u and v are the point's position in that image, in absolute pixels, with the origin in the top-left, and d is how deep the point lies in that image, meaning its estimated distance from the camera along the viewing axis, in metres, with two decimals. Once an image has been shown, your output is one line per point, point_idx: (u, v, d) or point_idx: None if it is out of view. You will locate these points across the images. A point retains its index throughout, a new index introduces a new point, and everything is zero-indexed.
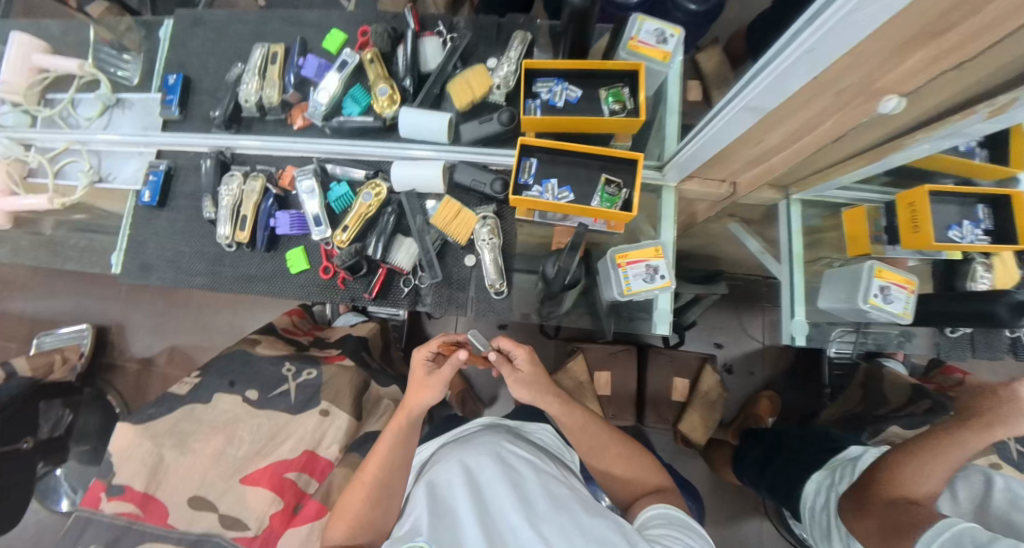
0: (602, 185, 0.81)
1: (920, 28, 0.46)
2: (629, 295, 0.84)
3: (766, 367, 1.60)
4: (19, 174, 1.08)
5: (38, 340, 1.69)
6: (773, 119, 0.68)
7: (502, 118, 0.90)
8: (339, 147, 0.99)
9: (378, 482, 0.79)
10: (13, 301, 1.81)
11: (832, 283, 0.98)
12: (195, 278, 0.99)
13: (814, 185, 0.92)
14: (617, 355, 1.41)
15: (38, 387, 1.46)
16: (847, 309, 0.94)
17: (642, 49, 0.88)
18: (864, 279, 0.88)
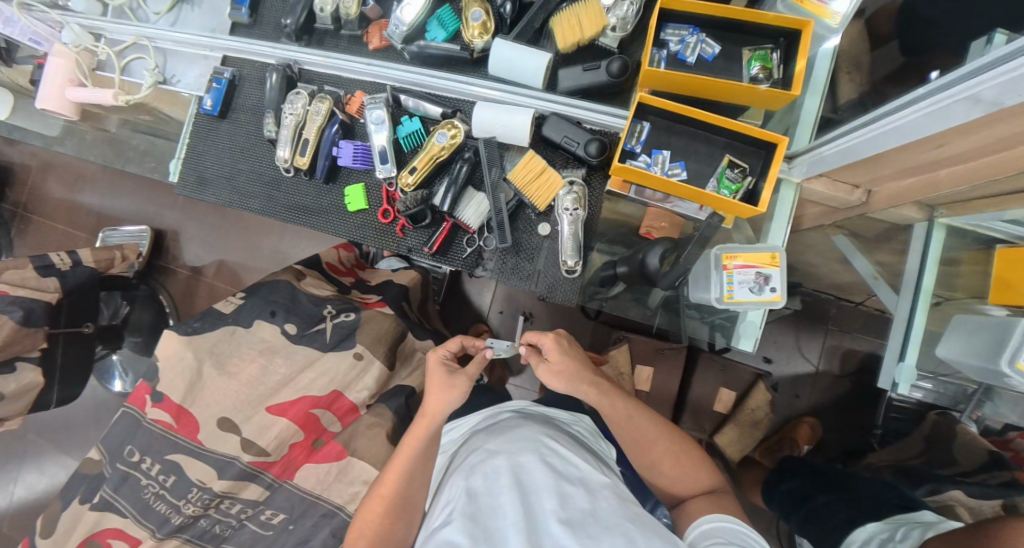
0: (724, 167, 0.69)
1: None
2: (727, 304, 0.72)
3: (813, 392, 1.42)
4: (88, 66, 1.01)
5: (103, 236, 1.74)
6: (987, 120, 0.50)
7: (612, 67, 0.76)
8: (416, 77, 0.87)
9: (398, 495, 0.72)
10: (81, 193, 1.84)
11: (960, 331, 0.79)
12: (250, 201, 0.93)
13: (977, 211, 0.74)
14: (666, 353, 1.28)
15: (102, 281, 1.49)
16: (976, 368, 0.75)
17: (805, 3, 0.71)
18: (1012, 339, 0.69)
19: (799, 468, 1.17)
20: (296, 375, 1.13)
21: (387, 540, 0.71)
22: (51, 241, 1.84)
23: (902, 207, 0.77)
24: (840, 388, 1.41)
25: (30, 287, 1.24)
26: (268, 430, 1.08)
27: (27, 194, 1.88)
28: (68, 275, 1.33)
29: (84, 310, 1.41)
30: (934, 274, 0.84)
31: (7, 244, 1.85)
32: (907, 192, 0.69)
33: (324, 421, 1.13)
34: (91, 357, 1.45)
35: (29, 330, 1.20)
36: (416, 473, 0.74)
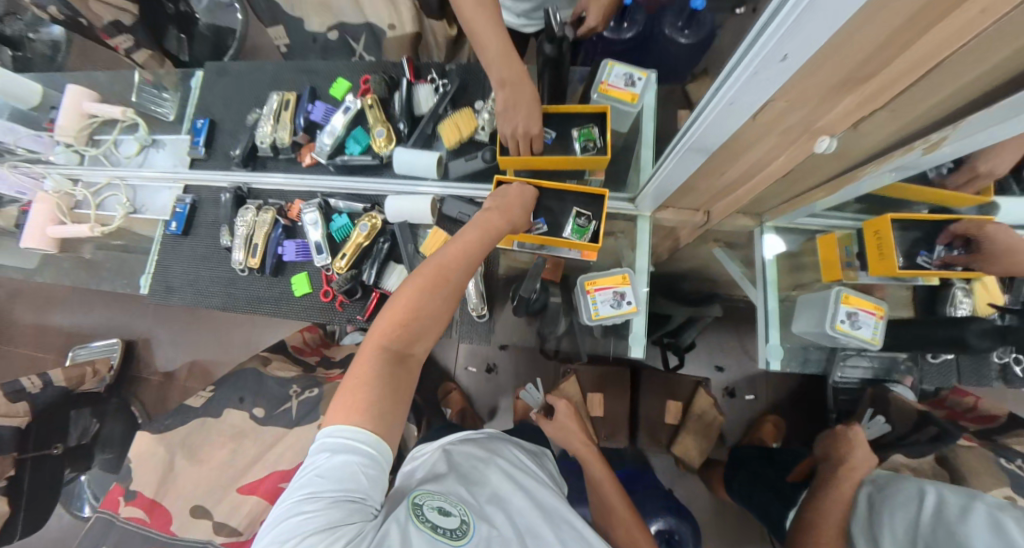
0: (573, 217, 0.89)
1: (846, 75, 0.54)
2: (598, 320, 0.91)
3: (771, 391, 1.54)
4: (66, 206, 1.18)
5: (73, 353, 1.84)
6: (729, 154, 0.73)
7: (486, 156, 0.99)
8: (341, 183, 1.09)
9: (449, 271, 0.75)
10: (53, 314, 1.96)
11: (804, 307, 0.95)
12: (211, 299, 1.09)
13: (786, 214, 0.92)
14: (611, 376, 1.40)
15: (71, 398, 1.60)
16: (816, 334, 0.92)
17: (611, 91, 0.93)
18: (830, 304, 0.86)
19: (747, 456, 1.28)
20: (265, 452, 1.23)
21: (417, 316, 0.72)
22: (19, 365, 1.90)
23: (737, 217, 0.96)
24: (793, 381, 1.54)
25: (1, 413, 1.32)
26: (238, 509, 1.14)
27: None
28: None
29: (52, 431, 1.46)
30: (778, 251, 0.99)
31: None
32: (727, 207, 0.89)
33: None
34: (60, 479, 1.47)
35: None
36: (474, 256, 0.77)
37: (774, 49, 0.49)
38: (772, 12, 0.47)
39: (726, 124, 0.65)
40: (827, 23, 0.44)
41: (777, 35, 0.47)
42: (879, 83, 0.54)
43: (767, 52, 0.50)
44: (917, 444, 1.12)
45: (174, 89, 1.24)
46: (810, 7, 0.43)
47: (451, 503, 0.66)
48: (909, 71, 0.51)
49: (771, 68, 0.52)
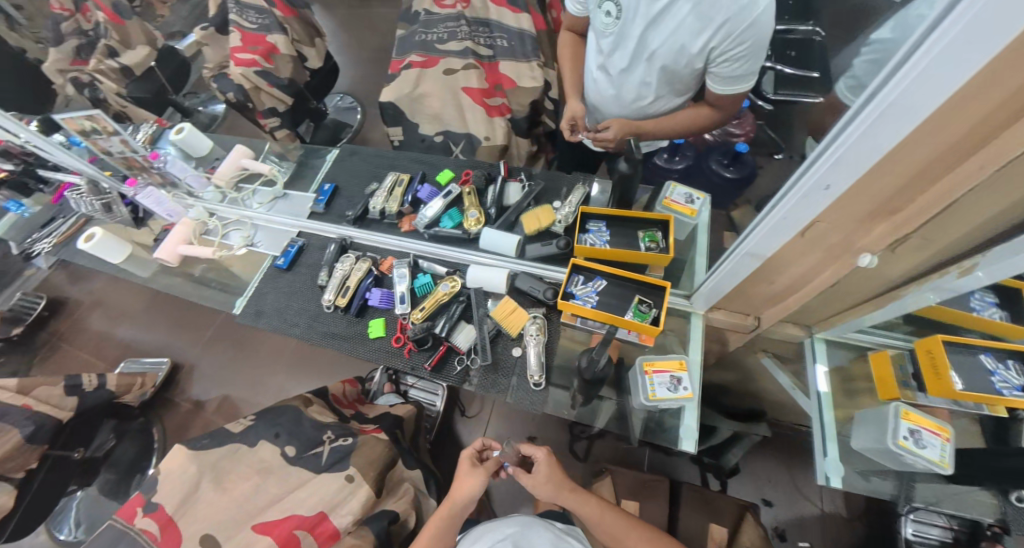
0: (636, 303, 1.01)
1: (877, 206, 0.68)
2: (654, 401, 0.96)
3: (825, 539, 1.44)
4: (198, 231, 1.42)
5: (123, 365, 1.94)
6: (780, 264, 0.86)
7: (560, 244, 1.16)
8: (431, 249, 1.28)
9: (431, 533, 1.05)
10: (118, 327, 2.11)
11: (862, 424, 0.98)
12: (293, 327, 1.22)
13: (834, 326, 1.01)
14: (647, 483, 1.40)
15: (111, 405, 1.62)
16: (878, 451, 0.92)
17: (674, 205, 1.14)
18: (890, 419, 0.89)
19: None
20: (287, 493, 1.20)
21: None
22: (70, 367, 2.01)
23: (784, 325, 1.07)
24: (856, 530, 1.44)
25: (52, 404, 1.39)
26: None
27: (68, 325, 2.13)
28: (87, 395, 1.49)
29: (82, 436, 1.51)
30: (829, 380, 1.06)
31: (27, 369, 2.02)
32: (777, 315, 1.00)
33: (303, 544, 1.11)
34: (66, 488, 1.46)
35: (26, 448, 1.30)
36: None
37: (819, 179, 0.65)
38: (818, 152, 0.64)
39: (779, 236, 0.78)
40: (863, 159, 0.60)
41: (824, 168, 0.63)
42: (906, 215, 0.68)
43: (815, 180, 0.66)
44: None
45: (290, 160, 1.55)
46: (852, 147, 0.59)
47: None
48: (928, 208, 0.65)
49: (817, 192, 0.67)
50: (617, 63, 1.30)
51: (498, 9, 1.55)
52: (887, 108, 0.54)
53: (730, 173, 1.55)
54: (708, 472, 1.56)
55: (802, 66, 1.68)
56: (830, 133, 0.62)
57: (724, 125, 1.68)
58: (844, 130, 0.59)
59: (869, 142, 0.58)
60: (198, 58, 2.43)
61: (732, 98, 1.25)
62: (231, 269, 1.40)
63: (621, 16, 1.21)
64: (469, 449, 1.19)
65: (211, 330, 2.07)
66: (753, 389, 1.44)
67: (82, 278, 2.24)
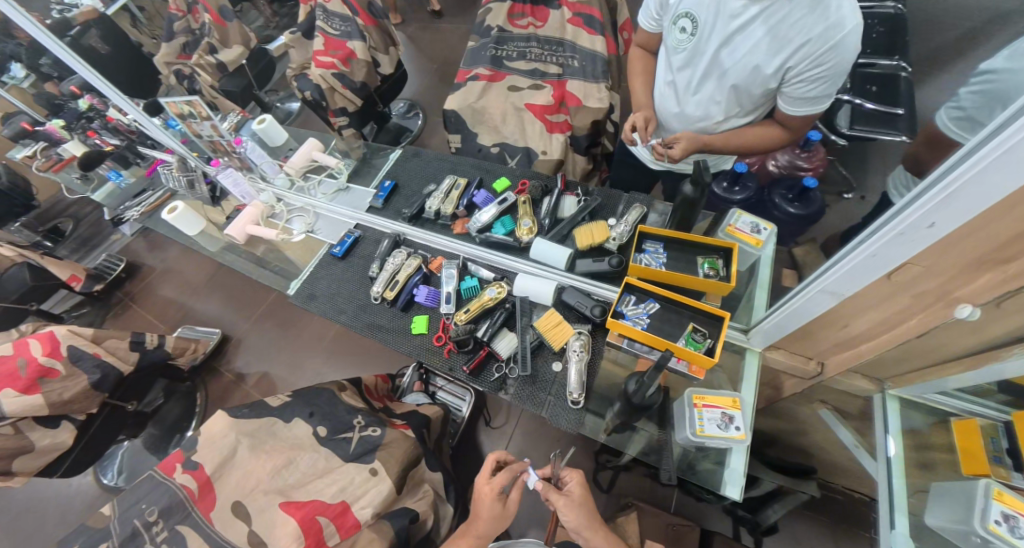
0: (690, 331, 0.97)
1: (985, 254, 0.62)
2: (701, 438, 0.91)
3: None
4: (265, 214, 1.50)
5: (180, 330, 2.06)
6: (858, 308, 0.79)
7: (613, 261, 1.12)
8: (481, 254, 1.29)
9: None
10: (181, 295, 2.26)
11: (940, 500, 0.86)
12: (340, 314, 1.25)
13: (912, 384, 0.92)
14: (676, 528, 1.30)
15: (165, 365, 1.69)
16: (960, 536, 0.80)
17: (737, 233, 1.09)
18: (979, 498, 0.78)
19: None
20: (308, 481, 1.21)
21: None
22: (136, 327, 2.18)
23: (854, 377, 0.97)
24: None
25: (118, 356, 1.48)
26: (273, 527, 1.11)
27: (140, 289, 2.32)
28: (148, 352, 1.58)
29: (137, 389, 1.60)
30: (900, 445, 0.97)
31: (101, 322, 2.21)
32: (845, 363, 0.92)
33: (325, 534, 1.11)
34: (115, 436, 1.55)
35: (92, 393, 1.39)
36: None
37: (923, 215, 0.60)
38: (923, 189, 0.60)
39: (865, 274, 0.71)
40: (980, 198, 0.55)
41: (928, 205, 0.59)
42: (1017, 268, 0.61)
43: (915, 219, 0.61)
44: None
45: (357, 158, 1.62)
46: (968, 184, 0.55)
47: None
48: None
49: (920, 230, 0.61)
50: (685, 79, 1.28)
51: (574, 29, 1.55)
52: (1015, 143, 0.50)
53: (792, 209, 1.46)
54: (742, 526, 1.44)
55: (886, 102, 1.59)
56: (940, 168, 0.58)
57: (789, 155, 1.63)
58: (959, 165, 0.55)
59: (991, 179, 0.53)
60: (283, 58, 2.62)
61: (803, 118, 1.20)
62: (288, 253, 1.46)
63: (696, 33, 1.19)
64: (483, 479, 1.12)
65: (262, 308, 2.17)
66: (801, 440, 1.33)
67: (157, 247, 2.44)
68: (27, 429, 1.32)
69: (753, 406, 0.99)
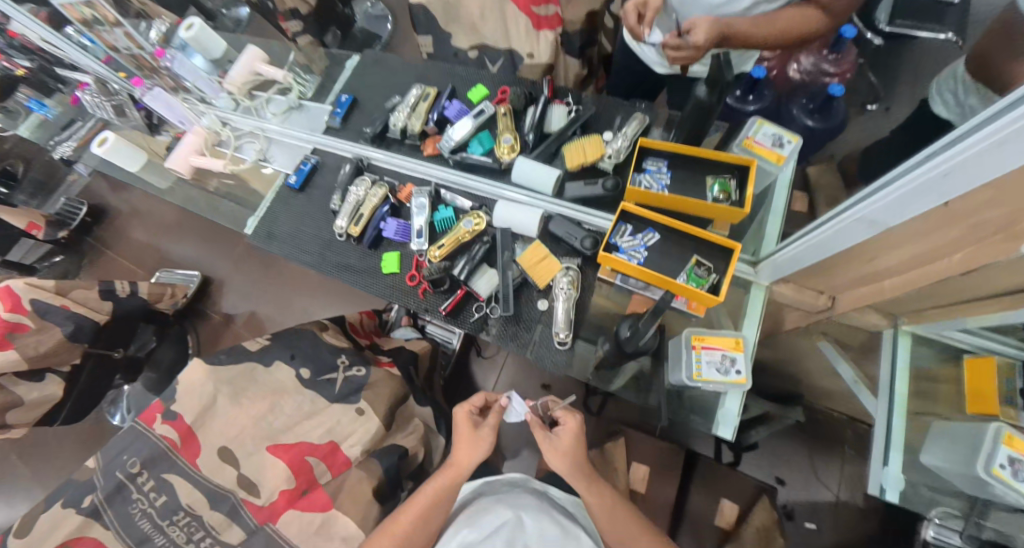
0: (692, 265, 0.86)
1: None
2: (698, 382, 0.83)
3: (834, 527, 1.35)
4: (211, 142, 1.32)
5: (158, 276, 1.97)
6: (896, 238, 0.66)
7: (607, 184, 0.98)
8: (455, 178, 1.13)
9: (427, 505, 0.92)
10: (152, 238, 2.12)
11: (943, 440, 0.82)
12: (304, 254, 1.14)
13: (931, 320, 0.83)
14: (663, 454, 1.29)
15: (146, 312, 1.61)
16: (961, 476, 0.76)
17: (756, 148, 0.92)
18: (987, 442, 0.72)
19: None
20: (296, 424, 1.17)
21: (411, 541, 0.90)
22: (115, 273, 2.09)
23: (867, 312, 0.88)
24: (868, 523, 1.33)
25: (88, 307, 1.37)
26: (263, 471, 1.11)
27: (111, 231, 2.17)
28: (122, 301, 1.47)
29: (122, 337, 1.52)
30: (906, 383, 0.90)
31: (77, 270, 2.10)
32: (859, 299, 0.83)
33: (315, 472, 1.13)
34: (108, 383, 1.53)
35: (70, 344, 1.31)
36: (428, 523, 0.92)
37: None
38: None
39: (925, 198, 0.56)
40: None
41: None
42: None
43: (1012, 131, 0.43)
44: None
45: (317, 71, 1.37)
46: None
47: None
48: None
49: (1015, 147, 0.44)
50: None
51: None
52: None
53: (811, 121, 1.22)
54: (723, 444, 1.46)
55: None
56: None
57: (814, 58, 1.33)
58: None
59: None
60: None
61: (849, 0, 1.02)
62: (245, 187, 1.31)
63: None
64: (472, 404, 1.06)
65: (240, 247, 2.04)
66: (800, 372, 1.27)
67: (121, 185, 2.25)
68: (12, 384, 1.25)
69: (754, 345, 0.91)
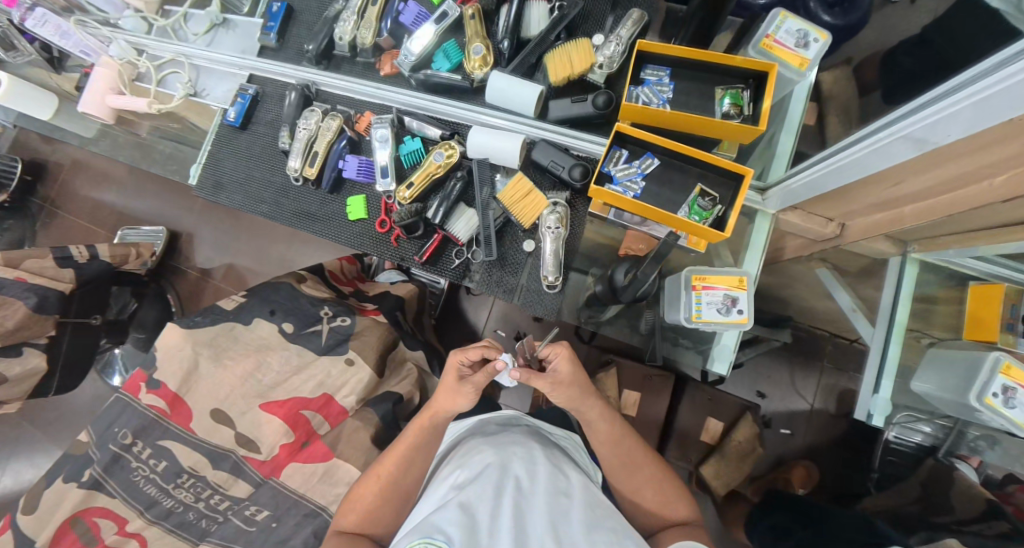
0: (696, 196, 0.78)
1: None
2: (696, 323, 0.79)
3: (809, 431, 1.41)
4: (128, 76, 1.13)
5: (122, 234, 1.82)
6: (935, 161, 0.58)
7: (598, 101, 0.85)
8: (420, 102, 0.96)
9: (412, 446, 0.86)
10: (104, 192, 1.95)
11: (936, 368, 0.88)
12: (260, 205, 1.02)
13: (943, 248, 0.80)
14: (653, 379, 1.28)
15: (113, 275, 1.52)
16: (952, 401, 0.83)
17: (776, 50, 0.80)
18: (983, 374, 0.77)
19: (775, 504, 1.18)
20: (287, 378, 1.14)
21: (397, 486, 0.84)
22: (74, 235, 1.93)
23: (878, 240, 0.84)
24: (838, 427, 1.40)
25: (48, 276, 1.26)
26: (260, 428, 1.09)
27: (58, 190, 1.98)
28: (85, 267, 1.35)
29: (94, 302, 1.44)
30: (908, 309, 0.89)
31: (33, 237, 1.94)
32: (871, 227, 0.78)
33: (313, 424, 1.12)
34: (95, 349, 1.47)
35: (39, 317, 1.22)
36: (414, 464, 0.86)
37: None
38: None
39: (997, 109, 0.47)
40: None
41: None
42: None
43: None
44: (978, 536, 0.98)
45: None
46: None
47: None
48: None
49: None
50: None
51: None
52: None
53: (828, 16, 0.97)
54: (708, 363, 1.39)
55: None
56: None
57: None
58: None
59: None
60: None
61: None
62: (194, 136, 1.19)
63: None
64: (462, 354, 0.89)
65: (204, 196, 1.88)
66: (797, 295, 1.23)
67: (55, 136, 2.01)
68: None
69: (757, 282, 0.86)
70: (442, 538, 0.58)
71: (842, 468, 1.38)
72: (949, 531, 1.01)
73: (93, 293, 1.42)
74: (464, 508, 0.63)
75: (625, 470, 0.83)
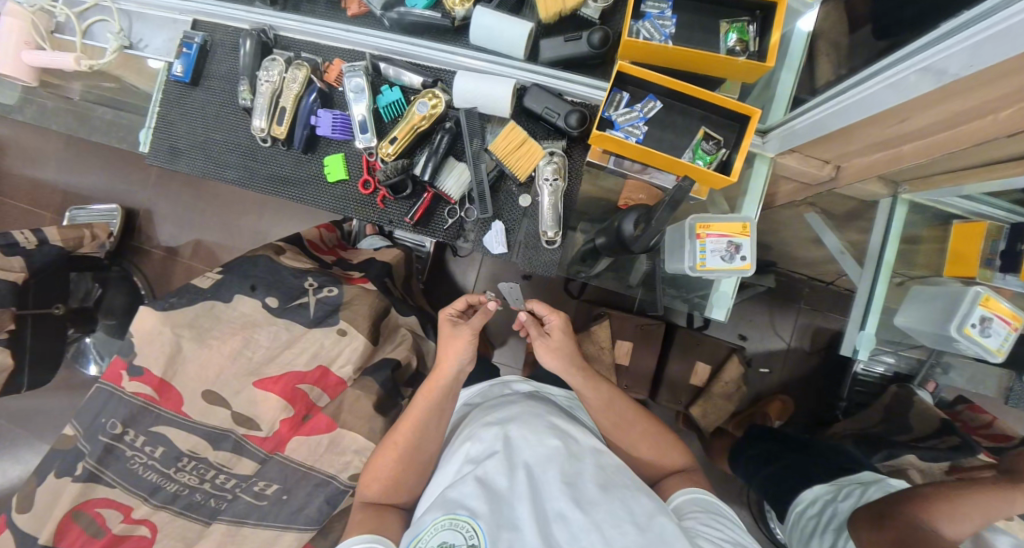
0: (700, 139, 0.75)
1: None
2: (700, 271, 0.78)
3: (786, 367, 1.49)
4: (45, 28, 1.00)
5: (71, 214, 1.67)
6: (942, 98, 0.56)
7: (593, 39, 0.79)
8: (396, 45, 0.87)
9: (426, 413, 0.83)
10: (40, 168, 1.76)
11: (916, 303, 0.92)
12: (225, 171, 0.93)
13: (936, 187, 0.80)
14: (644, 328, 1.30)
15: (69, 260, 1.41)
16: (929, 332, 0.87)
17: None
18: (964, 305, 0.80)
19: (755, 435, 1.23)
20: (279, 352, 1.09)
21: (413, 463, 0.81)
22: (15, 218, 1.76)
23: (871, 181, 0.84)
24: (812, 362, 1.48)
25: None
26: (256, 406, 1.06)
27: None
28: (33, 255, 1.25)
29: (53, 291, 1.33)
30: (895, 249, 0.90)
31: None
32: (869, 167, 0.77)
33: (313, 396, 1.09)
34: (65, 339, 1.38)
35: None
36: (430, 430, 0.83)
37: None
38: None
39: (1012, 43, 0.45)
40: None
41: None
42: None
43: None
44: (932, 450, 1.13)
45: None
46: None
47: (458, 531, 0.59)
48: None
49: None
50: None
51: None
52: None
53: None
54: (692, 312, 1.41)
55: None
56: None
57: None
58: None
59: None
60: None
61: None
62: (139, 100, 1.06)
63: None
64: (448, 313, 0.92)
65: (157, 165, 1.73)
66: (781, 239, 1.25)
67: None
68: None
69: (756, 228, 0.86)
70: (467, 513, 0.59)
71: (814, 396, 1.47)
72: (909, 449, 1.16)
73: (49, 279, 1.31)
74: (484, 481, 0.63)
75: (619, 432, 0.82)
